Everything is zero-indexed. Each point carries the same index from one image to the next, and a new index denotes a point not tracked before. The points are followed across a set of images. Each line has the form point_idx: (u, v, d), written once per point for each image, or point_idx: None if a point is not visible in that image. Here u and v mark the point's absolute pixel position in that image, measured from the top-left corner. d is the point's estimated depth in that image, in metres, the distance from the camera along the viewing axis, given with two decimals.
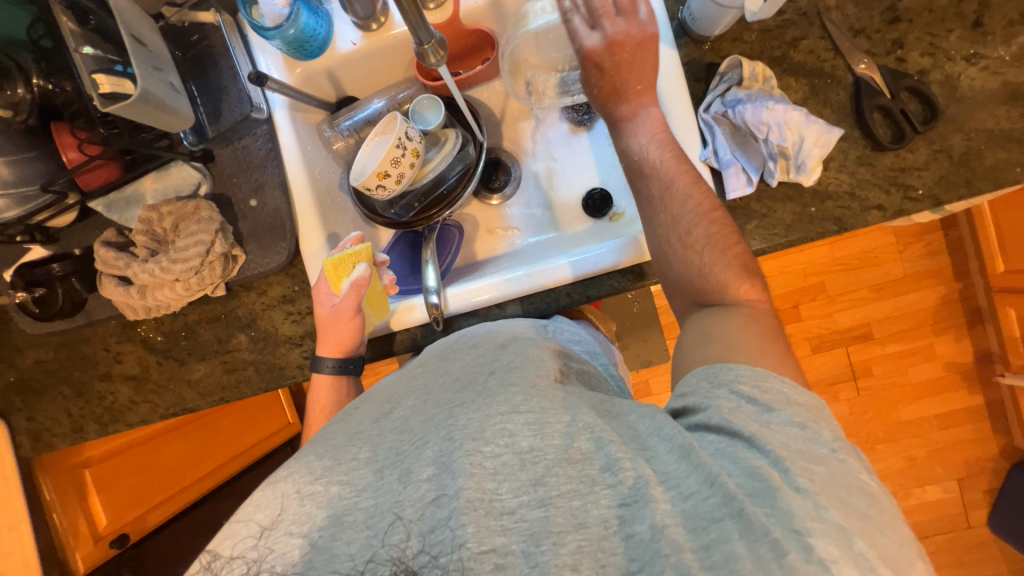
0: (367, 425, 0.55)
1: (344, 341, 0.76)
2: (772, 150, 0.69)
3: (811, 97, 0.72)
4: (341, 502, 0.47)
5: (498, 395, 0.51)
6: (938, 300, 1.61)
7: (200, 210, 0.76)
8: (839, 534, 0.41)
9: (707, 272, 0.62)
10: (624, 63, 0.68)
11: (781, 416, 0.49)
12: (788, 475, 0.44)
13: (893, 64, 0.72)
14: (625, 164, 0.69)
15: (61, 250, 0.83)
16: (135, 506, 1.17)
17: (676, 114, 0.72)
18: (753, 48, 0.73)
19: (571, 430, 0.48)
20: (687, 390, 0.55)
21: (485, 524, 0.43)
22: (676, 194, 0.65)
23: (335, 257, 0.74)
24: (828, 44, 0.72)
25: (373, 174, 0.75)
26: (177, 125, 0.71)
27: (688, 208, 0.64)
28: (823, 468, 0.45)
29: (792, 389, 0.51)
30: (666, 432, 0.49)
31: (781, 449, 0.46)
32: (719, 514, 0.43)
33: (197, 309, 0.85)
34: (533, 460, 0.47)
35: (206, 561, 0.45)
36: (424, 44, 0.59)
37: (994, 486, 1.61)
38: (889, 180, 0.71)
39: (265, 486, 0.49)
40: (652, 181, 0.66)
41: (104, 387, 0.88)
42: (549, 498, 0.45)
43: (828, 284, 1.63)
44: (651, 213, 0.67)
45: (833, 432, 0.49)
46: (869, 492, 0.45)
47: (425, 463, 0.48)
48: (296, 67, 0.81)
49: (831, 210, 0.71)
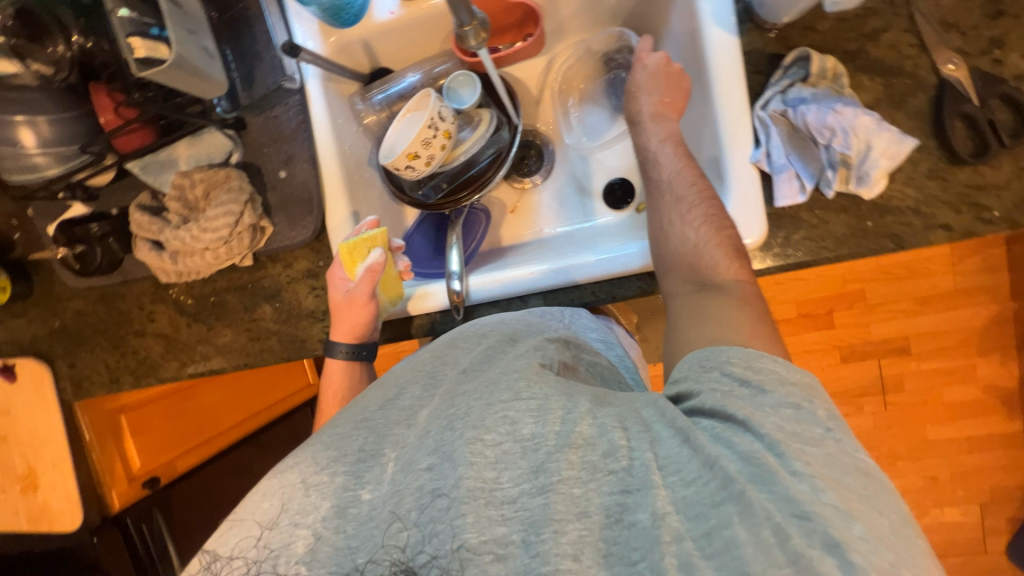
0: (373, 411, 0.52)
1: (356, 327, 0.77)
2: (834, 158, 0.63)
3: (885, 99, 0.65)
4: (347, 494, 0.45)
5: (500, 384, 0.49)
6: (988, 320, 1.50)
7: (231, 178, 0.76)
8: (838, 515, 0.38)
9: (701, 249, 0.62)
10: (664, 74, 0.72)
11: (774, 398, 0.46)
12: (785, 458, 0.41)
13: (987, 66, 0.64)
14: (640, 151, 0.72)
15: (99, 208, 0.85)
16: (165, 452, 1.24)
17: (729, 112, 0.67)
18: (825, 39, 0.66)
19: (571, 416, 0.45)
20: (680, 377, 0.51)
21: (485, 513, 0.42)
22: (682, 178, 0.67)
23: (350, 241, 0.73)
24: (913, 39, 0.65)
25: (402, 154, 0.73)
26: (209, 90, 0.70)
27: (691, 191, 0.65)
28: (817, 450, 0.43)
29: (783, 367, 0.48)
30: (667, 416, 0.45)
31: (777, 433, 0.43)
32: (720, 497, 0.40)
33: (226, 276, 0.86)
34: (534, 447, 0.44)
35: (207, 560, 0.44)
36: (464, 25, 0.56)
37: (1019, 515, 1.55)
38: (961, 198, 0.64)
39: (272, 476, 0.48)
40: (662, 168, 0.69)
41: (138, 342, 0.92)
42: (550, 486, 0.42)
43: (868, 294, 1.54)
44: (657, 194, 0.68)
45: (828, 410, 0.46)
46: (864, 471, 0.43)
47: (426, 452, 0.46)
48: (331, 36, 0.78)
49: (890, 226, 0.65)
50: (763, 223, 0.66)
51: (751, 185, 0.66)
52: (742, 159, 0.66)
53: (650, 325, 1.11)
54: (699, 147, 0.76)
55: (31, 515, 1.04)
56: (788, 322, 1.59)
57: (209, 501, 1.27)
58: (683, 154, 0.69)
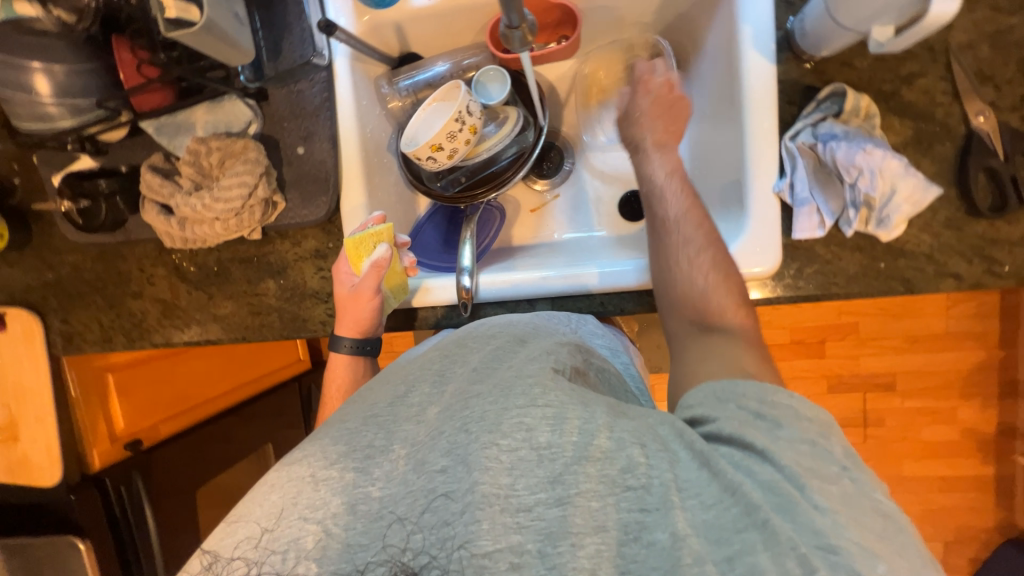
0: (382, 408, 0.52)
1: (361, 322, 0.76)
2: (857, 198, 0.63)
3: (913, 144, 0.66)
4: (357, 491, 0.45)
5: (515, 388, 0.49)
6: (973, 365, 1.53)
7: (248, 149, 0.75)
8: (863, 553, 0.39)
9: (709, 294, 0.63)
10: (664, 104, 0.74)
11: (791, 433, 0.46)
12: (806, 492, 0.42)
13: (1016, 122, 0.64)
14: (644, 184, 0.72)
15: (108, 164, 0.82)
16: (151, 415, 1.23)
17: (757, 140, 0.67)
18: (862, 77, 0.66)
19: (589, 427, 0.46)
20: (694, 403, 0.52)
21: (502, 520, 0.42)
22: (690, 219, 0.67)
23: (355, 236, 0.73)
24: (947, 86, 0.65)
25: (425, 145, 0.72)
26: (235, 57, 0.68)
27: (699, 233, 0.66)
28: (836, 487, 0.43)
29: (801, 403, 0.49)
30: (686, 439, 0.46)
31: (797, 466, 0.44)
32: (742, 524, 0.41)
33: (232, 247, 0.85)
34: (551, 457, 0.44)
35: (207, 562, 0.44)
36: (512, 27, 0.53)
37: (980, 556, 1.59)
38: (975, 250, 0.65)
39: (281, 467, 0.49)
40: (668, 205, 0.69)
41: (135, 305, 0.91)
42: (568, 498, 0.43)
43: (861, 327, 1.56)
44: (663, 233, 0.68)
45: (844, 448, 0.46)
46: (883, 513, 0.43)
47: (439, 454, 0.46)
48: (364, 14, 0.77)
49: (902, 269, 0.66)
50: (778, 253, 0.66)
51: (772, 215, 0.67)
52: (765, 188, 0.67)
53: (648, 336, 1.11)
54: (719, 168, 0.77)
55: (11, 466, 1.03)
56: (781, 347, 1.60)
57: (188, 469, 1.24)
58: (687, 192, 0.69)
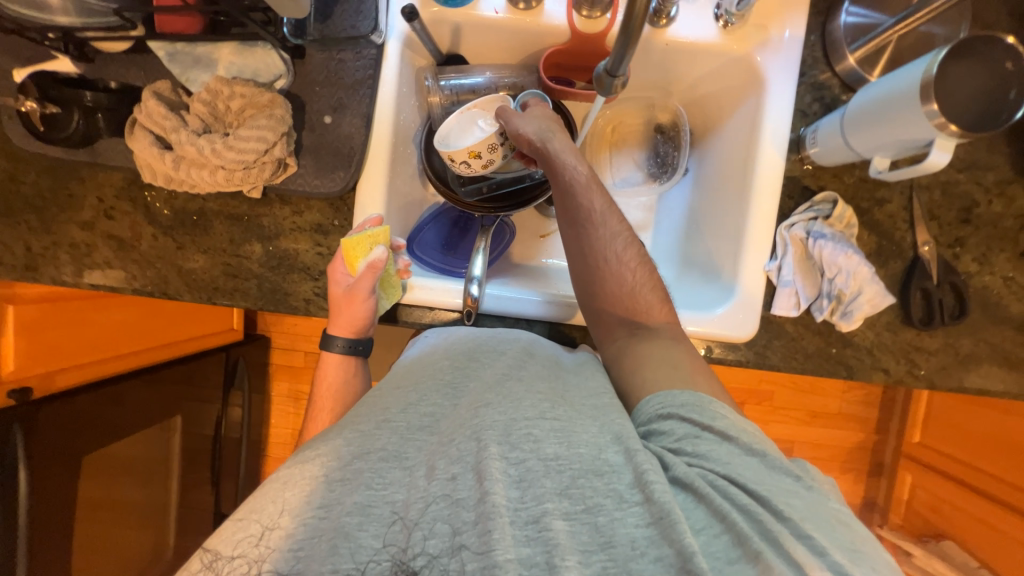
0: (395, 414, 0.53)
1: (355, 322, 0.74)
2: (832, 290, 0.74)
3: (873, 255, 0.78)
4: (372, 494, 0.46)
5: (524, 401, 0.53)
6: (855, 444, 1.78)
7: (275, 105, 0.69)
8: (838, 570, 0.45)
9: (636, 292, 0.66)
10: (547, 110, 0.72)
11: (739, 446, 0.53)
12: (777, 511, 0.48)
13: (949, 258, 0.78)
14: (557, 184, 0.67)
15: (90, 74, 0.73)
16: (49, 361, 1.05)
17: (756, 220, 0.76)
18: (847, 190, 0.78)
19: (601, 441, 0.51)
20: (648, 422, 0.57)
21: (510, 532, 0.44)
22: (613, 215, 0.67)
23: (354, 236, 0.70)
24: (907, 216, 0.78)
25: (465, 150, 0.72)
26: (289, 9, 0.65)
27: (624, 230, 0.67)
28: (798, 501, 0.50)
29: (734, 415, 0.56)
30: (672, 470, 0.51)
31: (759, 484, 0.50)
32: (734, 555, 0.46)
33: (220, 200, 0.78)
34: (558, 468, 0.48)
35: (207, 560, 0.44)
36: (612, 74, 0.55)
37: None
38: (903, 352, 0.78)
39: (293, 466, 0.49)
40: (593, 197, 0.66)
41: (80, 237, 0.79)
42: (575, 512, 0.47)
43: (775, 396, 1.76)
44: (590, 226, 0.66)
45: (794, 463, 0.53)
46: (840, 518, 0.50)
47: (449, 461, 0.48)
48: (430, 6, 0.76)
49: (847, 357, 0.78)
50: (754, 324, 0.75)
51: (758, 286, 0.76)
52: (758, 264, 0.76)
53: None
54: (714, 234, 0.86)
55: None
56: None
57: (82, 426, 1.07)
58: (604, 189, 0.67)
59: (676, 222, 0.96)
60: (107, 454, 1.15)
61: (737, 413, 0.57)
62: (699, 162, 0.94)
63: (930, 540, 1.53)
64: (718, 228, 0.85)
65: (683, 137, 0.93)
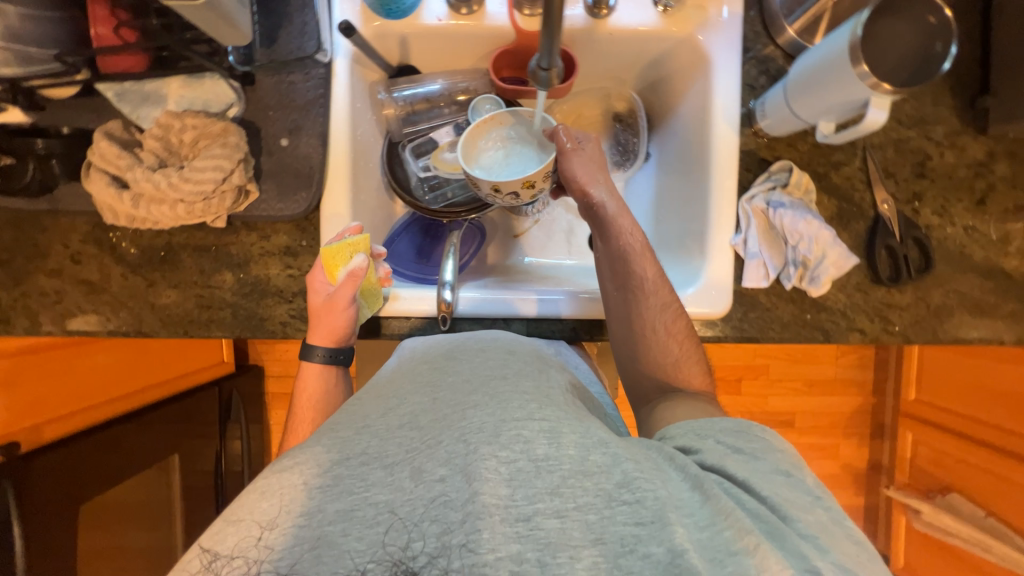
0: (373, 420, 0.53)
1: (335, 331, 0.73)
2: (797, 257, 0.75)
3: (836, 218, 0.79)
4: (352, 497, 0.46)
5: (512, 401, 0.52)
6: (853, 408, 1.79)
7: (228, 133, 0.70)
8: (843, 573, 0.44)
9: (680, 363, 0.70)
10: (597, 162, 0.76)
11: (768, 464, 0.52)
12: (790, 520, 0.47)
13: (909, 213, 0.80)
14: (609, 249, 0.73)
15: (42, 122, 0.73)
16: (35, 413, 1.04)
17: (718, 196, 0.78)
18: (802, 157, 0.79)
19: (585, 443, 0.49)
20: (674, 435, 0.58)
21: (500, 530, 0.44)
22: (663, 285, 0.72)
23: (333, 245, 0.71)
24: (863, 177, 0.80)
25: (521, 181, 0.70)
26: (230, 37, 0.65)
27: (673, 299, 0.72)
28: (810, 516, 0.48)
29: (772, 438, 0.56)
30: (681, 465, 0.51)
31: (778, 496, 0.49)
32: (735, 547, 0.44)
33: (186, 232, 0.78)
34: (548, 469, 0.47)
35: (207, 561, 0.43)
36: (543, 68, 0.55)
37: None
38: (875, 311, 0.79)
39: (270, 475, 0.48)
40: (645, 266, 0.71)
41: (50, 285, 0.79)
42: (565, 510, 0.45)
43: (770, 368, 1.76)
44: (641, 294, 0.71)
45: (813, 481, 0.52)
46: (853, 538, 0.48)
47: (438, 463, 0.47)
48: (373, 20, 0.77)
49: (823, 321, 0.79)
50: (727, 298, 0.76)
51: (725, 263, 0.77)
52: (724, 240, 0.77)
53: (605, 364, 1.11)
54: (679, 215, 0.87)
55: None
56: None
57: (75, 474, 1.06)
58: (654, 258, 0.72)
59: (645, 207, 0.97)
60: (104, 501, 1.15)
61: (771, 435, 0.57)
62: (660, 147, 0.95)
63: (936, 495, 1.54)
64: (684, 210, 0.86)
65: (641, 123, 0.94)
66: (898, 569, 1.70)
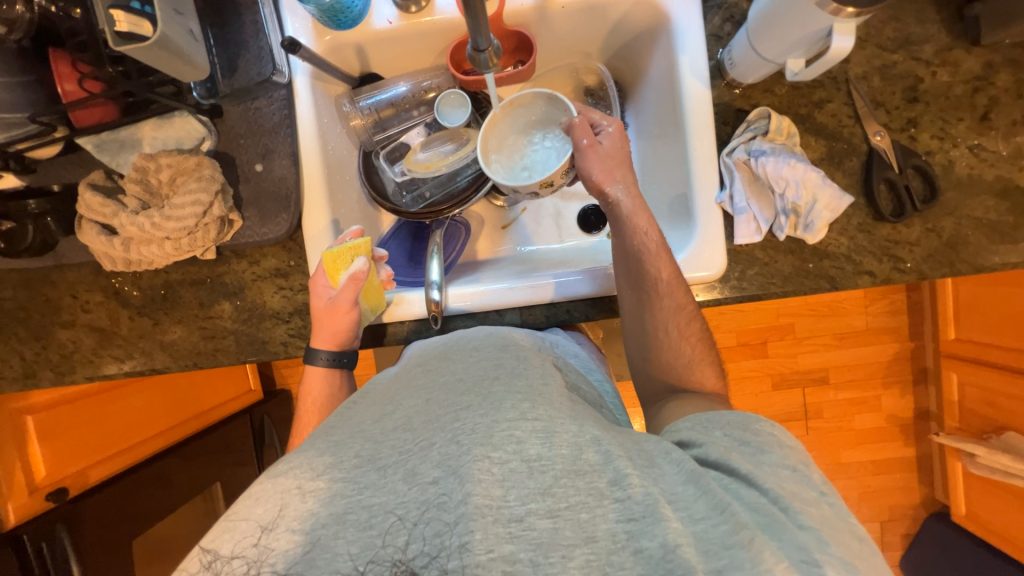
0: (369, 424, 0.54)
1: (339, 335, 0.75)
2: (786, 206, 0.72)
3: (827, 159, 0.76)
4: (344, 501, 0.47)
5: (504, 401, 0.51)
6: (892, 356, 1.70)
7: (202, 166, 0.72)
8: (843, 566, 0.43)
9: (693, 365, 0.68)
10: (616, 155, 0.72)
11: (773, 458, 0.50)
12: (791, 513, 0.46)
13: (905, 142, 0.75)
14: (623, 248, 0.70)
15: (36, 183, 0.76)
16: (79, 460, 1.11)
17: (699, 155, 0.75)
18: (782, 101, 0.76)
19: (578, 441, 0.49)
20: (681, 428, 0.57)
21: (493, 530, 0.44)
22: (678, 284, 0.69)
23: (333, 249, 0.72)
24: (850, 110, 0.75)
25: (538, 183, 0.71)
26: (189, 73, 0.67)
27: (687, 299, 0.69)
28: (813, 510, 0.47)
29: (780, 433, 0.53)
30: (675, 458, 0.50)
31: (780, 488, 0.47)
32: (730, 541, 0.43)
33: (181, 268, 0.80)
34: (541, 469, 0.46)
35: (207, 560, 0.44)
36: (480, 50, 0.57)
37: (911, 531, 1.76)
38: (882, 250, 0.75)
39: (265, 481, 0.49)
40: (661, 265, 0.68)
41: (66, 335, 0.83)
42: (558, 510, 0.45)
43: (797, 327, 1.69)
44: (655, 294, 0.68)
45: (822, 477, 0.50)
46: (858, 534, 0.46)
47: (431, 465, 0.48)
48: (325, 34, 0.77)
49: (827, 269, 0.75)
50: (722, 259, 0.73)
51: (715, 222, 0.74)
52: (709, 198, 0.74)
53: (613, 343, 1.08)
54: (667, 184, 0.84)
55: None
56: (729, 350, 1.70)
57: (120, 516, 1.10)
58: (671, 258, 0.69)
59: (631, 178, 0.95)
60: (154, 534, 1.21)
61: (782, 428, 0.54)
62: (636, 115, 0.92)
63: (992, 436, 1.46)
64: (670, 176, 0.83)
65: (612, 94, 0.90)
66: (959, 518, 1.61)
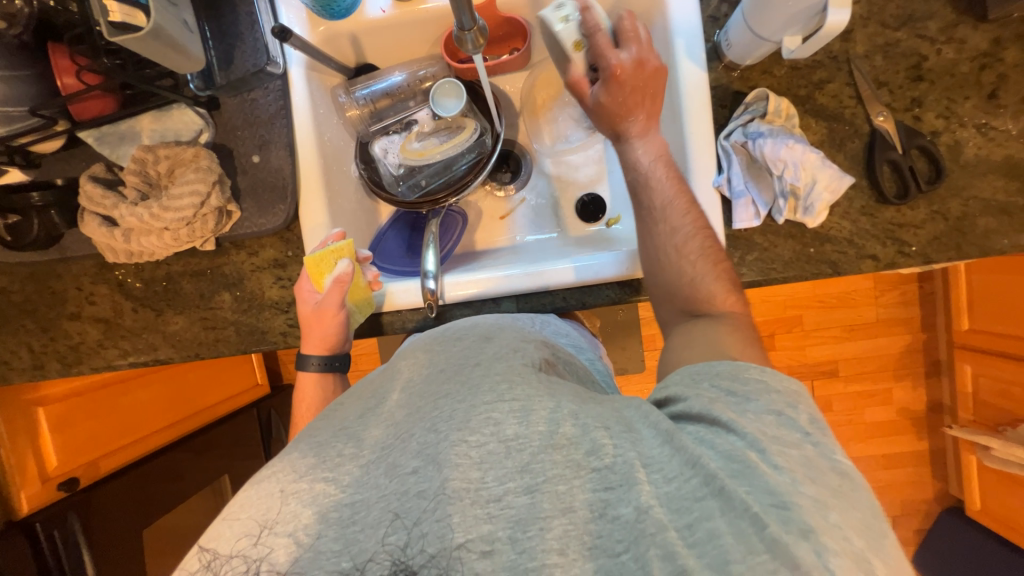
0: (352, 422, 0.54)
1: (328, 338, 0.75)
2: (785, 188, 0.71)
3: (827, 141, 0.74)
4: (327, 500, 0.47)
5: (483, 385, 0.51)
6: (904, 348, 1.66)
7: (200, 157, 0.73)
8: (813, 506, 0.42)
9: (698, 282, 0.64)
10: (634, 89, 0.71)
11: (759, 405, 0.49)
12: (766, 455, 0.45)
13: (909, 122, 0.73)
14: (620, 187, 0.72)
15: (41, 177, 0.78)
16: (90, 451, 1.13)
17: (696, 138, 0.73)
18: (780, 82, 0.75)
19: (555, 416, 0.48)
20: (670, 383, 0.55)
21: (472, 512, 0.44)
22: (675, 208, 0.67)
23: (316, 254, 0.72)
24: (852, 91, 0.74)
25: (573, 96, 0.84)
26: (185, 65, 0.68)
27: (686, 221, 0.67)
28: (796, 452, 0.46)
29: (770, 377, 0.52)
30: (651, 419, 0.49)
31: (760, 433, 0.46)
32: (701, 493, 0.44)
33: (182, 260, 0.82)
34: (519, 448, 0.46)
35: (206, 560, 0.45)
36: (465, 30, 0.58)
37: (924, 526, 1.72)
38: (886, 233, 0.73)
39: (249, 487, 0.49)
40: (653, 194, 0.68)
41: (72, 327, 0.84)
42: (536, 486, 0.45)
43: (804, 320, 1.66)
44: (650, 223, 0.68)
45: (809, 417, 0.49)
46: (841, 471, 0.45)
47: (410, 456, 0.48)
48: (319, 25, 0.79)
49: (828, 253, 0.73)
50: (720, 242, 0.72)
51: (713, 206, 0.73)
52: (707, 184, 0.73)
53: (613, 336, 1.08)
54: None
55: None
56: None
57: (129, 507, 1.13)
58: (666, 184, 0.69)
59: None
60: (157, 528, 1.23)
61: (773, 371, 0.53)
62: None
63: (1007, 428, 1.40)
64: None
65: None
66: (974, 512, 1.57)
